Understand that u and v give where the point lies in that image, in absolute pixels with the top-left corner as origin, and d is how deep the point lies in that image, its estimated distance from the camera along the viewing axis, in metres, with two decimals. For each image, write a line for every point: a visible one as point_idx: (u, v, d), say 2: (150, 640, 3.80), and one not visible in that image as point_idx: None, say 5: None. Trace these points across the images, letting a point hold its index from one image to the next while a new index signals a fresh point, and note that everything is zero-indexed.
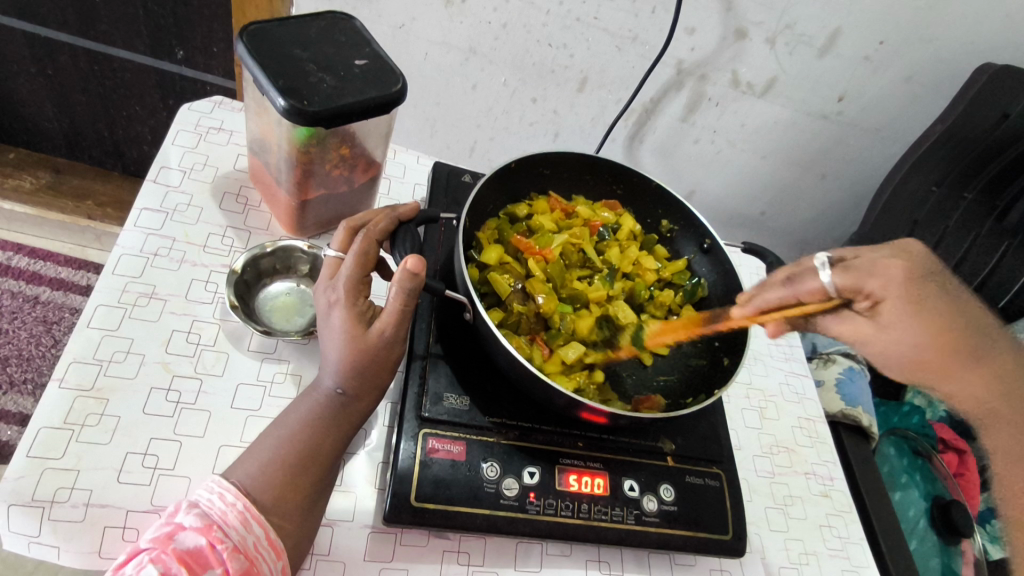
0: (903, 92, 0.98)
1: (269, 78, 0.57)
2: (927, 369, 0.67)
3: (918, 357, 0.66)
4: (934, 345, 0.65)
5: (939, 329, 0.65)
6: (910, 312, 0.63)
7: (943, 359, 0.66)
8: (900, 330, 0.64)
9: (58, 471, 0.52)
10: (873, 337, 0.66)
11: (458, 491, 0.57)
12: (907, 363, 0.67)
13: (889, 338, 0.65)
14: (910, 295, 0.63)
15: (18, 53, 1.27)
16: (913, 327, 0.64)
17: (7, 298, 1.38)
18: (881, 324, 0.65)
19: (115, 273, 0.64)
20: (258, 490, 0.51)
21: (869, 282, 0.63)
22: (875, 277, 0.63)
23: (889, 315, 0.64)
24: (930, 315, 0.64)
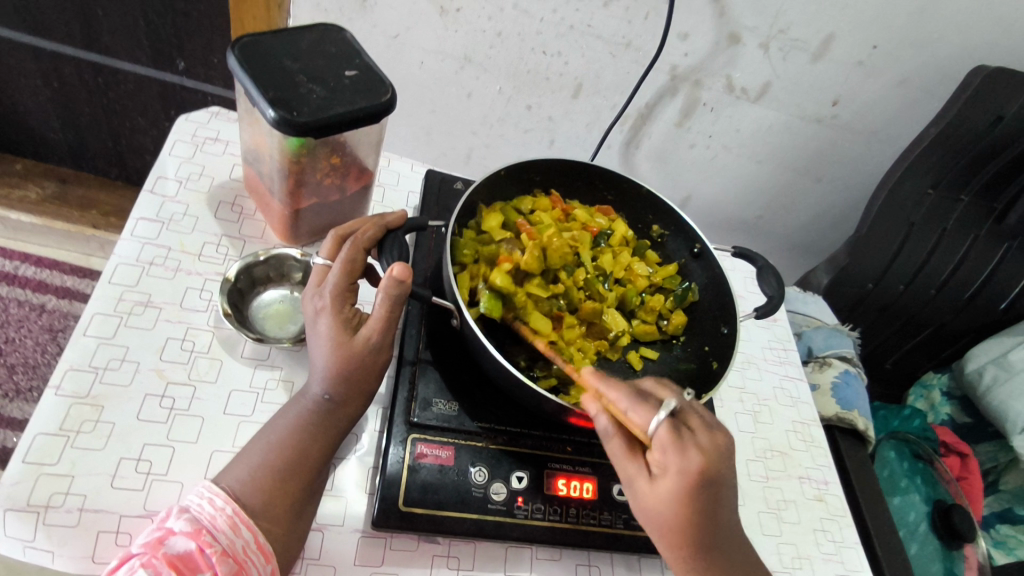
0: (897, 96, 0.98)
1: (259, 90, 0.58)
2: (638, 501, 0.53)
3: (666, 502, 0.51)
4: (684, 532, 0.51)
5: (702, 526, 0.51)
6: (694, 479, 0.49)
7: (674, 529, 0.51)
8: (695, 482, 0.49)
9: (53, 477, 0.53)
10: (645, 495, 0.52)
11: (446, 495, 0.58)
12: (644, 502, 0.52)
13: (658, 501, 0.51)
14: (710, 481, 0.50)
15: (24, 66, 1.29)
16: (683, 507, 0.50)
17: (13, 307, 1.40)
18: (686, 471, 0.49)
19: (112, 282, 0.65)
20: (246, 495, 0.52)
21: (673, 453, 0.50)
22: (691, 451, 0.50)
23: (666, 491, 0.50)
24: (707, 509, 0.51)
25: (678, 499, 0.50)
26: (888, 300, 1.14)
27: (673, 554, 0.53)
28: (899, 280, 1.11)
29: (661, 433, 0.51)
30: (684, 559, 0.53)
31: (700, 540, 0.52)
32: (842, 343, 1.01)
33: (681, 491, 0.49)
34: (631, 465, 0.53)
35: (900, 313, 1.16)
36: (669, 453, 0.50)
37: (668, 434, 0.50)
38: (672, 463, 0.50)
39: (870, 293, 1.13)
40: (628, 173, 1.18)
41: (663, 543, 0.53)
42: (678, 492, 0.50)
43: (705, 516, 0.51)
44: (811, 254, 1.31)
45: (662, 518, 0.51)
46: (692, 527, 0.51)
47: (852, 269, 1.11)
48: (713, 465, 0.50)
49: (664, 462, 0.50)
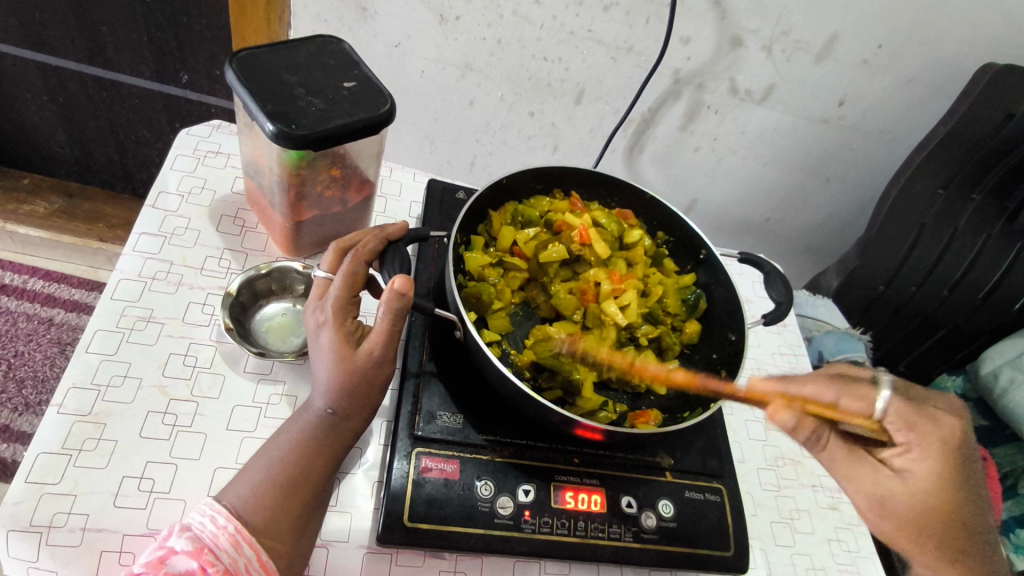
0: (904, 95, 0.97)
1: (257, 103, 0.58)
2: (877, 494, 0.52)
3: (922, 486, 0.51)
4: (943, 514, 0.51)
5: (958, 509, 0.51)
6: (949, 449, 0.51)
7: (934, 515, 0.51)
8: (947, 452, 0.51)
9: (56, 496, 0.53)
10: (882, 484, 0.52)
11: (452, 510, 0.57)
12: (872, 489, 0.52)
13: (918, 484, 0.51)
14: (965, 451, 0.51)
15: (30, 82, 1.30)
16: (947, 488, 0.50)
17: (22, 321, 1.41)
18: (942, 442, 0.51)
19: (113, 298, 0.65)
20: (249, 513, 0.51)
21: (911, 428, 0.51)
22: (930, 423, 0.51)
23: (920, 467, 0.51)
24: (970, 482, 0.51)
25: (930, 478, 0.51)
26: (900, 302, 1.12)
27: (925, 545, 0.52)
28: (910, 282, 1.09)
29: (891, 409, 0.52)
30: (950, 543, 0.51)
31: (952, 529, 0.51)
32: (854, 347, 0.99)
33: (935, 467, 0.51)
34: (845, 453, 0.54)
35: (914, 314, 1.14)
36: (908, 430, 0.52)
37: (901, 409, 0.52)
38: (920, 437, 0.51)
39: (882, 296, 1.12)
40: (633, 177, 1.17)
41: (913, 534, 0.51)
42: (939, 469, 0.51)
43: (965, 493, 0.51)
44: (821, 256, 1.29)
45: (908, 501, 0.51)
46: (952, 508, 0.51)
47: (861, 271, 1.10)
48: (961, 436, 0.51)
49: (910, 437, 0.52)
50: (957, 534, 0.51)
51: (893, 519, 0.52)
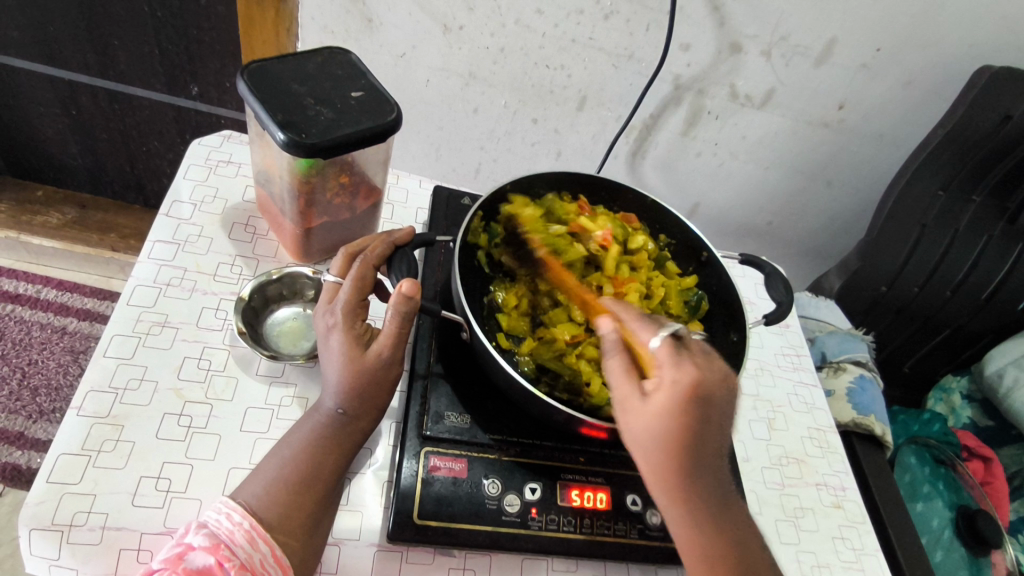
0: (903, 98, 0.98)
1: (268, 113, 0.60)
2: (631, 421, 0.50)
3: (661, 416, 0.48)
4: (689, 465, 0.49)
5: (694, 448, 0.49)
6: (693, 393, 0.48)
7: (674, 457, 0.49)
8: (693, 396, 0.48)
9: (76, 495, 0.54)
10: (635, 412, 0.50)
11: (461, 508, 0.58)
12: (644, 419, 0.49)
13: (653, 416, 0.49)
14: (701, 401, 0.48)
15: (44, 95, 1.33)
16: (676, 423, 0.48)
17: (36, 330, 1.43)
18: (683, 384, 0.48)
19: (130, 304, 0.67)
20: (263, 510, 0.52)
21: (668, 366, 0.49)
22: (686, 365, 0.49)
23: (660, 403, 0.48)
24: (694, 428, 0.48)
25: (678, 410, 0.48)
26: (903, 302, 1.13)
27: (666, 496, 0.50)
28: (913, 282, 1.10)
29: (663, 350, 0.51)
30: (683, 499, 0.50)
31: (694, 486, 0.49)
32: (856, 348, 1.00)
33: (671, 403, 0.48)
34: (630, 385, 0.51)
35: (917, 315, 1.15)
36: (666, 367, 0.49)
37: (668, 349, 0.50)
38: (668, 377, 0.49)
39: (884, 297, 1.12)
40: (635, 182, 1.19)
41: (661, 489, 0.50)
42: (669, 404, 0.48)
43: (700, 446, 0.49)
44: (823, 258, 1.30)
45: (655, 439, 0.49)
46: (682, 449, 0.49)
47: (863, 272, 1.10)
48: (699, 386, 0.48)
49: (664, 380, 0.49)
50: (686, 484, 0.49)
51: (641, 462, 0.51)
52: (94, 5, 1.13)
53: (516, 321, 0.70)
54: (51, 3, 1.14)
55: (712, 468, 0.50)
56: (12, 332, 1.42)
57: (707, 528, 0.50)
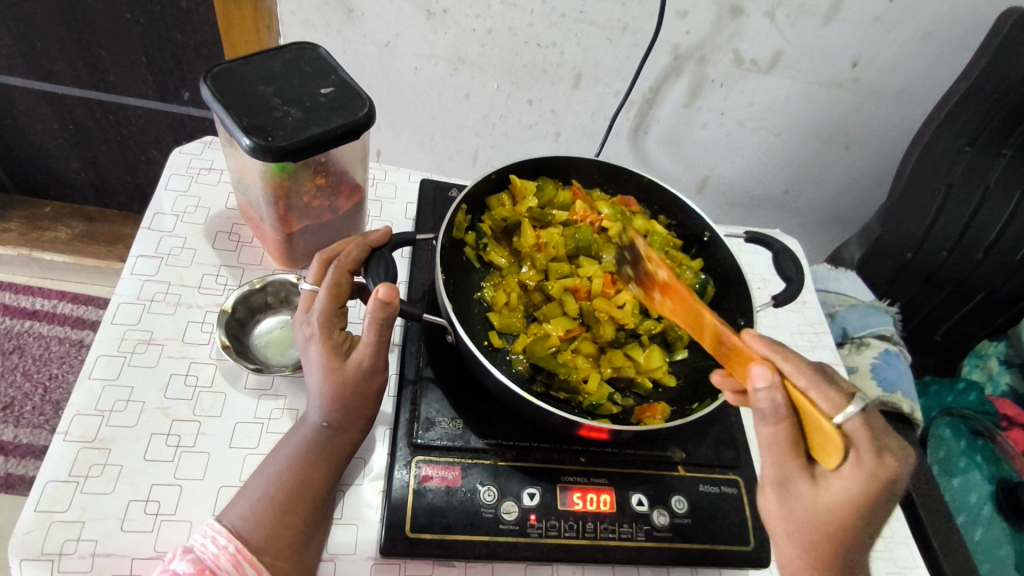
0: (923, 51, 0.91)
1: (233, 118, 0.57)
2: (790, 501, 0.48)
3: (835, 507, 0.46)
4: (840, 554, 0.48)
5: (859, 539, 0.47)
6: (877, 491, 0.44)
7: (830, 543, 0.48)
8: (876, 492, 0.45)
9: (65, 523, 0.54)
10: (799, 497, 0.48)
11: (455, 517, 0.56)
12: (808, 506, 0.48)
13: (821, 504, 0.47)
14: (885, 496, 0.45)
15: (41, 112, 1.33)
16: (847, 518, 0.46)
17: (54, 344, 1.46)
18: (875, 480, 0.44)
19: (114, 323, 0.66)
20: (249, 531, 0.51)
21: (861, 457, 0.44)
22: (887, 457, 0.44)
23: (835, 497, 0.46)
24: (863, 523, 0.46)
25: (858, 504, 0.45)
26: (931, 268, 1.06)
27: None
28: (941, 246, 1.03)
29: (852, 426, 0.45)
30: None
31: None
32: (880, 321, 0.94)
33: (855, 498, 0.45)
34: (794, 461, 0.47)
35: (947, 281, 1.08)
36: (859, 460, 0.44)
37: (863, 434, 0.45)
38: (856, 471, 0.45)
39: (911, 263, 1.06)
40: (639, 159, 1.14)
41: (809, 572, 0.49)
42: (850, 498, 0.45)
43: (860, 536, 0.47)
44: (843, 225, 1.24)
45: (817, 529, 0.47)
46: (845, 536, 0.47)
47: (885, 240, 1.04)
48: (888, 481, 0.44)
49: (849, 470, 0.45)
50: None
51: (789, 543, 0.50)
52: (77, 15, 1.12)
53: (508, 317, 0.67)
54: (35, 18, 1.13)
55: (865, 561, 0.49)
56: (32, 348, 1.44)
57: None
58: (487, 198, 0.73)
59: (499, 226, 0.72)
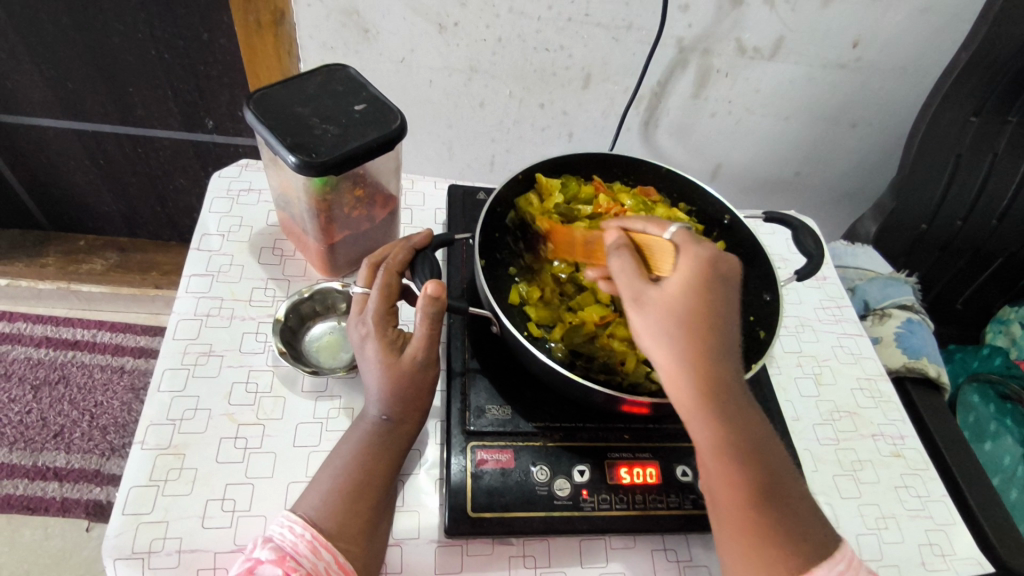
0: (921, 26, 0.94)
1: (277, 138, 0.62)
2: (647, 313, 0.52)
3: (681, 296, 0.52)
4: (705, 347, 0.51)
5: (716, 325, 0.51)
6: (708, 268, 0.52)
7: (694, 336, 0.51)
8: (706, 272, 0.52)
9: (150, 524, 0.58)
10: (652, 302, 0.52)
11: (512, 497, 0.59)
12: (662, 307, 0.51)
13: (672, 299, 0.52)
14: (719, 277, 0.53)
15: (73, 150, 1.39)
16: (696, 300, 0.51)
17: (97, 372, 1.52)
18: (702, 258, 0.53)
19: (176, 338, 0.70)
20: (323, 520, 0.54)
21: (689, 247, 0.54)
22: (705, 245, 0.54)
23: (681, 286, 0.52)
24: (715, 304, 0.52)
25: (695, 287, 0.52)
26: (947, 237, 1.08)
27: (691, 388, 0.50)
28: (955, 216, 1.05)
29: (680, 235, 0.55)
30: (708, 385, 0.50)
31: (720, 390, 0.51)
32: (901, 291, 0.96)
33: (694, 277, 0.52)
34: (639, 277, 0.53)
35: (964, 249, 1.10)
36: (687, 249, 0.54)
37: (683, 234, 0.55)
38: (687, 256, 0.53)
39: (926, 234, 1.08)
40: (651, 152, 1.17)
41: (686, 376, 0.50)
42: (688, 282, 0.52)
43: (716, 326, 0.51)
44: (855, 202, 1.27)
45: (677, 322, 0.51)
46: (706, 325, 0.51)
47: (899, 213, 1.06)
48: (713, 262, 0.53)
49: (683, 259, 0.53)
50: (711, 373, 0.50)
51: (663, 357, 0.52)
52: (105, 55, 1.17)
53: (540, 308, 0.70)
54: (66, 60, 1.19)
55: (732, 368, 0.52)
56: (76, 377, 1.50)
57: (732, 427, 0.50)
58: (516, 199, 0.76)
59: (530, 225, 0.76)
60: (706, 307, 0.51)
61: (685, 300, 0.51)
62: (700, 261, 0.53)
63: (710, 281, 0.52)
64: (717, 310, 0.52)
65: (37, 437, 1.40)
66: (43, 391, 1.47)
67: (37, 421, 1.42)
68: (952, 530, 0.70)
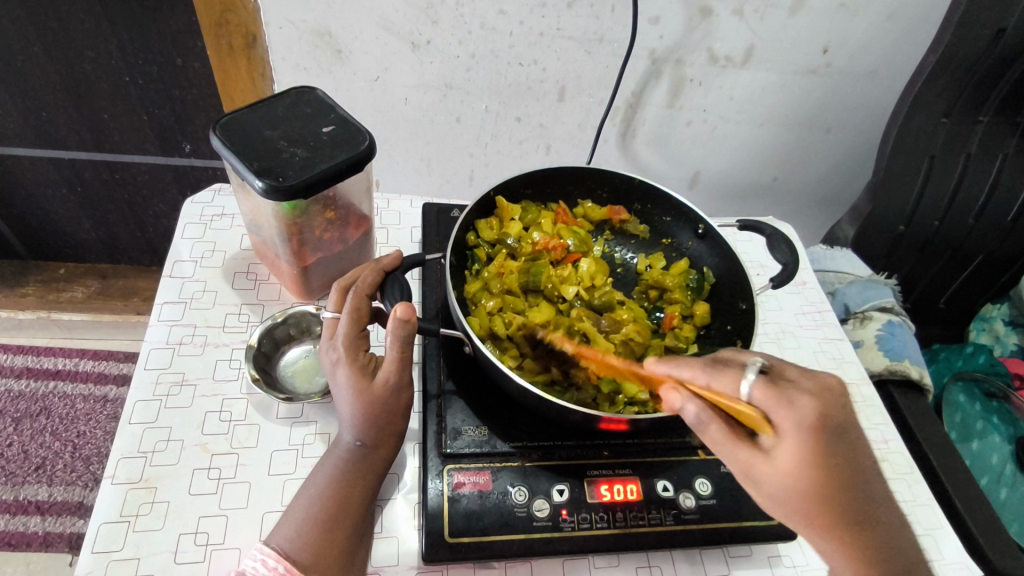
0: (889, 30, 0.95)
1: (244, 163, 0.61)
2: (764, 487, 0.49)
3: (794, 470, 0.47)
4: (836, 510, 0.47)
5: (848, 484, 0.47)
6: (817, 429, 0.46)
7: (820, 504, 0.47)
8: (815, 438, 0.46)
9: (121, 561, 0.56)
10: (767, 478, 0.48)
11: (490, 520, 0.58)
12: (777, 483, 0.48)
13: (787, 472, 0.47)
14: (829, 433, 0.46)
15: (50, 178, 1.38)
16: (817, 473, 0.46)
17: (80, 402, 1.49)
18: (806, 422, 0.46)
19: (148, 368, 0.69)
20: (297, 552, 0.53)
21: (781, 407, 0.47)
22: (800, 399, 0.47)
23: (792, 461, 0.47)
24: (842, 467, 0.46)
25: (808, 457, 0.46)
26: (925, 238, 1.09)
27: (831, 544, 0.48)
28: (932, 217, 1.06)
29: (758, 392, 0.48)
30: (848, 545, 0.47)
31: (863, 545, 0.47)
32: (881, 293, 0.96)
33: (804, 449, 0.46)
34: (741, 447, 0.49)
35: (943, 249, 1.11)
36: (777, 410, 0.47)
37: (766, 391, 0.47)
38: (786, 422, 0.46)
39: (904, 236, 1.08)
40: (630, 163, 1.18)
41: (823, 535, 0.48)
42: (803, 455, 0.46)
43: (847, 486, 0.47)
44: (834, 206, 1.28)
45: (802, 493, 0.47)
46: (836, 489, 0.47)
47: (876, 216, 1.06)
48: (822, 421, 0.46)
49: (782, 425, 0.47)
50: (848, 534, 0.47)
51: (793, 521, 0.49)
52: (79, 81, 1.17)
53: (492, 323, 0.69)
54: (39, 89, 1.18)
55: (877, 518, 0.48)
56: (58, 408, 1.48)
57: None
58: (476, 222, 0.75)
59: (487, 249, 0.76)
60: (828, 476, 0.46)
61: (803, 471, 0.46)
62: (807, 429, 0.46)
63: (825, 445, 0.46)
64: (845, 468, 0.47)
65: (19, 471, 1.37)
66: (25, 424, 1.44)
67: (19, 454, 1.40)
68: (939, 535, 0.69)
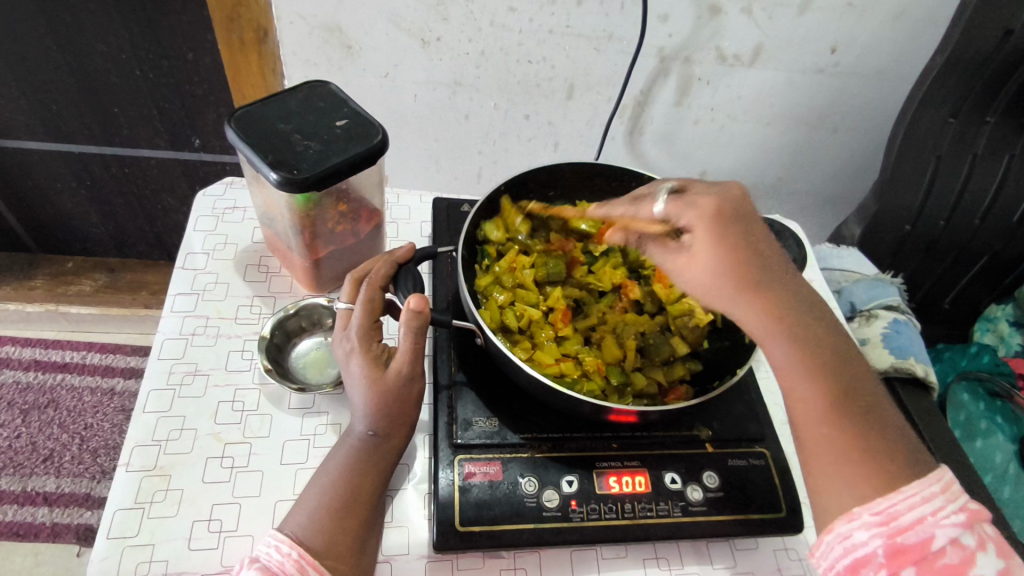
0: (898, 30, 0.95)
1: (259, 155, 0.62)
2: (688, 282, 0.56)
3: (710, 259, 0.54)
4: (755, 283, 0.54)
5: (759, 264, 0.54)
6: (725, 219, 0.54)
7: (740, 282, 0.53)
8: (722, 228, 0.54)
9: (136, 547, 0.57)
10: (688, 272, 0.55)
11: (501, 510, 0.59)
12: (698, 274, 0.55)
13: (704, 261, 0.54)
14: (736, 223, 0.54)
15: (60, 171, 1.39)
16: (726, 253, 0.53)
17: (88, 394, 1.50)
18: (710, 213, 0.54)
19: (161, 358, 0.70)
20: (310, 538, 0.54)
21: (687, 211, 0.55)
22: (701, 200, 0.55)
23: (705, 249, 0.54)
24: (746, 249, 0.54)
25: (720, 245, 0.53)
26: (931, 237, 1.09)
27: (759, 317, 0.54)
28: (938, 216, 1.06)
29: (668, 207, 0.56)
30: (773, 314, 0.54)
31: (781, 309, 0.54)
32: (887, 292, 0.96)
33: (711, 236, 0.53)
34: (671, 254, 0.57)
35: (949, 249, 1.11)
36: (686, 211, 0.55)
37: (677, 201, 0.56)
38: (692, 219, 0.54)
39: (910, 235, 1.08)
40: (637, 160, 1.18)
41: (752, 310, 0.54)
42: (712, 241, 0.54)
43: (759, 264, 0.54)
44: (840, 205, 1.28)
45: (722, 277, 0.54)
46: (745, 264, 0.54)
47: (883, 214, 1.06)
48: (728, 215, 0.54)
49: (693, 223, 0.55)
50: (770, 300, 0.54)
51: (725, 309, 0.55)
52: (90, 75, 1.18)
53: (503, 317, 0.70)
54: (51, 83, 1.19)
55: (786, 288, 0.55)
56: (66, 400, 1.49)
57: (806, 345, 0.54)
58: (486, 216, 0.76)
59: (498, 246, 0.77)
60: (744, 254, 0.54)
61: (716, 258, 0.54)
62: (717, 217, 0.54)
63: (734, 233, 0.54)
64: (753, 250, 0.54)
65: (27, 462, 1.38)
66: (33, 415, 1.45)
67: (27, 446, 1.41)
68: None
